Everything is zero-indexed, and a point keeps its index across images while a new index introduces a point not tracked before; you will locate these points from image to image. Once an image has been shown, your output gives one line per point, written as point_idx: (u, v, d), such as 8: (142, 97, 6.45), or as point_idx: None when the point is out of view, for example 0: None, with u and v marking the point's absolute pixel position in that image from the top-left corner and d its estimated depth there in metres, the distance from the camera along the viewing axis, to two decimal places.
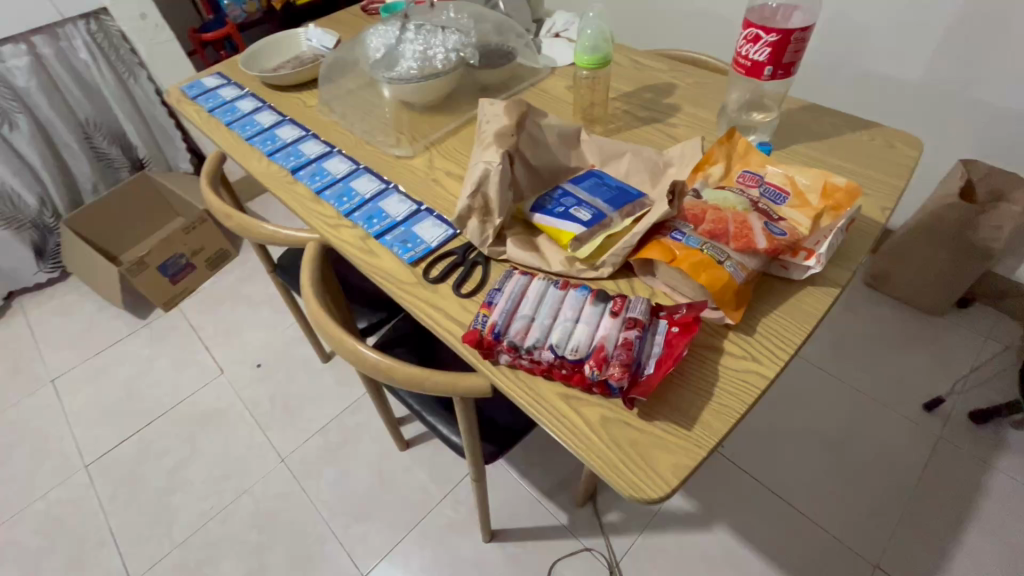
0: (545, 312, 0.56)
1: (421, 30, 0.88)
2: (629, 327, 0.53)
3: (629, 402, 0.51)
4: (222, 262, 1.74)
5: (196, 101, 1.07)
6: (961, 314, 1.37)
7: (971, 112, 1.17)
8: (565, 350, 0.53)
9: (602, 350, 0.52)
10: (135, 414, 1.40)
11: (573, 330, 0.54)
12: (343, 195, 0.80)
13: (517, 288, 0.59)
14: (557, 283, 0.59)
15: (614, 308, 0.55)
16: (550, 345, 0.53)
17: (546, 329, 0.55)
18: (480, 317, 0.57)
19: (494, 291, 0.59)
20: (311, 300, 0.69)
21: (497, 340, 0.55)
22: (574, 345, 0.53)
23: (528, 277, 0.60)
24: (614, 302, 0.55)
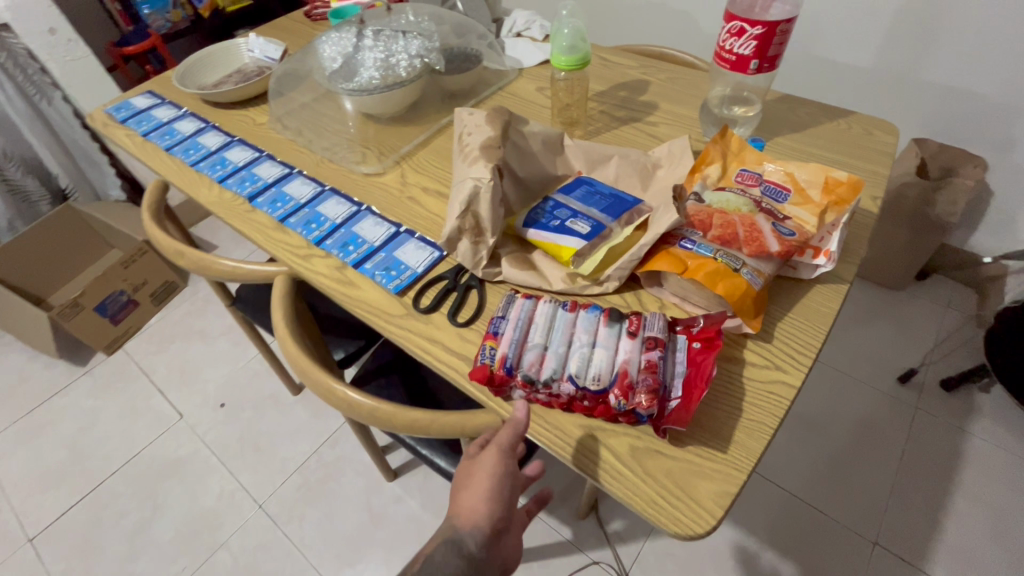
0: (558, 339, 0.52)
1: (380, 36, 0.82)
2: (651, 347, 0.50)
3: (659, 429, 0.48)
4: (170, 296, 1.60)
5: (126, 124, 0.96)
6: (922, 286, 1.43)
7: (920, 93, 1.20)
8: (586, 380, 0.49)
9: (626, 377, 0.48)
10: (84, 474, 1.27)
11: (591, 356, 0.50)
12: (311, 221, 0.73)
13: (523, 313, 0.55)
14: (565, 304, 0.55)
15: (630, 328, 0.52)
16: (570, 376, 0.49)
17: (562, 358, 0.50)
18: (487, 350, 0.52)
19: (499, 318, 0.55)
20: (288, 342, 0.62)
21: (510, 376, 0.50)
22: (595, 374, 0.49)
23: (532, 300, 0.56)
24: (630, 322, 0.52)
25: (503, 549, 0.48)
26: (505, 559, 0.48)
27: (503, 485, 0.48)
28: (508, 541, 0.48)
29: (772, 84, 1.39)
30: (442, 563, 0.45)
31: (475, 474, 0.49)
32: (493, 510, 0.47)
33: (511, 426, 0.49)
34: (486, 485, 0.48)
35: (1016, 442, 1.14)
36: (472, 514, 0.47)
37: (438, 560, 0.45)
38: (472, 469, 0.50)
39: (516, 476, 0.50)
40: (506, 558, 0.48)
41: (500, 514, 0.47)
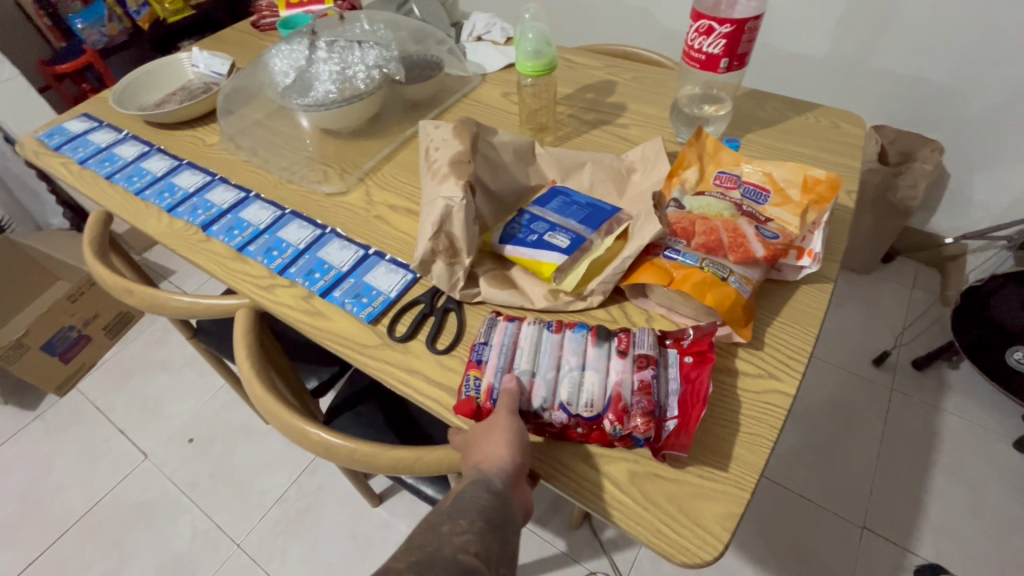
0: (545, 363, 0.49)
1: (334, 46, 0.77)
2: (643, 366, 0.48)
3: (657, 451, 0.45)
4: (125, 327, 1.51)
5: (60, 150, 0.88)
6: (887, 268, 1.46)
7: (876, 81, 1.23)
8: (578, 407, 0.46)
9: (620, 400, 0.46)
10: (43, 527, 1.18)
11: (582, 380, 0.48)
12: (271, 248, 0.68)
13: (507, 338, 0.52)
14: (550, 324, 0.52)
15: (620, 346, 0.49)
16: (561, 404, 0.46)
17: (552, 384, 0.48)
18: (471, 380, 0.49)
19: (481, 345, 0.51)
20: (252, 381, 0.57)
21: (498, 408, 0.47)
22: (587, 400, 0.46)
23: (515, 322, 0.53)
24: (619, 340, 0.50)
25: (522, 497, 0.44)
26: (524, 504, 0.45)
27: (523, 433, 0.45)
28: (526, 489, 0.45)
29: (742, 80, 1.39)
30: (473, 499, 0.41)
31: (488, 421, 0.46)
32: (517, 453, 0.44)
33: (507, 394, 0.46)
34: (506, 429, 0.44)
35: (987, 415, 1.18)
36: (498, 454, 0.44)
37: (467, 497, 0.41)
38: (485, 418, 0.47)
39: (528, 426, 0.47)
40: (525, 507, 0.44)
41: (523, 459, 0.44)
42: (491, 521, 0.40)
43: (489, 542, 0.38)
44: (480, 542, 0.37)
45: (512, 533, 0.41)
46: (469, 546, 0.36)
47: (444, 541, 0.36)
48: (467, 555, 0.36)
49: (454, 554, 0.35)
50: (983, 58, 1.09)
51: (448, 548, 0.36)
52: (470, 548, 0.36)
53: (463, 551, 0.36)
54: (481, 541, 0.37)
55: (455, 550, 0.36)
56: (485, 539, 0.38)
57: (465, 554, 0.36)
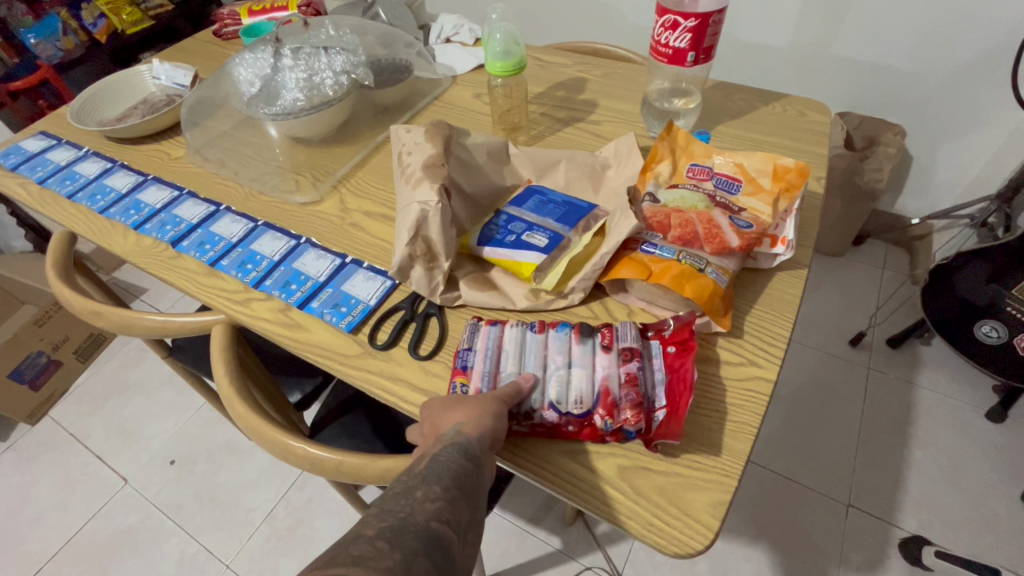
0: (532, 364, 0.49)
1: (299, 53, 0.75)
2: (627, 359, 0.48)
3: (648, 441, 0.46)
4: (97, 350, 1.46)
5: (17, 171, 0.85)
6: (859, 250, 1.50)
7: (838, 68, 1.25)
8: (567, 405, 0.46)
9: (608, 395, 0.46)
10: (21, 561, 1.14)
11: (569, 378, 0.48)
12: (246, 262, 0.66)
13: (491, 342, 0.51)
14: (533, 325, 0.52)
15: (603, 341, 0.50)
16: (551, 404, 0.46)
17: (540, 384, 0.48)
18: (457, 387, 0.49)
19: (465, 351, 0.51)
20: (232, 396, 0.55)
21: None
22: (576, 397, 0.46)
23: (498, 326, 0.53)
24: (602, 335, 0.50)
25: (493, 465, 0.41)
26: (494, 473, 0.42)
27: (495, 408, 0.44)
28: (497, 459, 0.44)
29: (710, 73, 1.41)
30: (447, 463, 0.37)
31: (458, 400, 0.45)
32: (493, 423, 0.43)
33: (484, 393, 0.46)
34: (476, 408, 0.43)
35: (959, 388, 1.22)
36: (471, 421, 0.42)
37: (442, 459, 0.38)
38: (460, 396, 0.46)
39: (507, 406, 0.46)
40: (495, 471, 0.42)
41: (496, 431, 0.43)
42: (464, 485, 0.36)
43: (461, 509, 0.34)
44: (452, 510, 0.34)
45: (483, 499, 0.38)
46: (441, 514, 0.33)
47: (415, 509, 0.32)
48: (439, 523, 0.32)
49: (427, 522, 0.32)
50: (936, 42, 1.13)
51: (420, 515, 0.32)
52: (442, 515, 0.33)
53: (436, 519, 0.32)
54: (454, 509, 0.34)
55: (427, 518, 0.32)
56: (458, 507, 0.34)
57: (437, 522, 0.32)
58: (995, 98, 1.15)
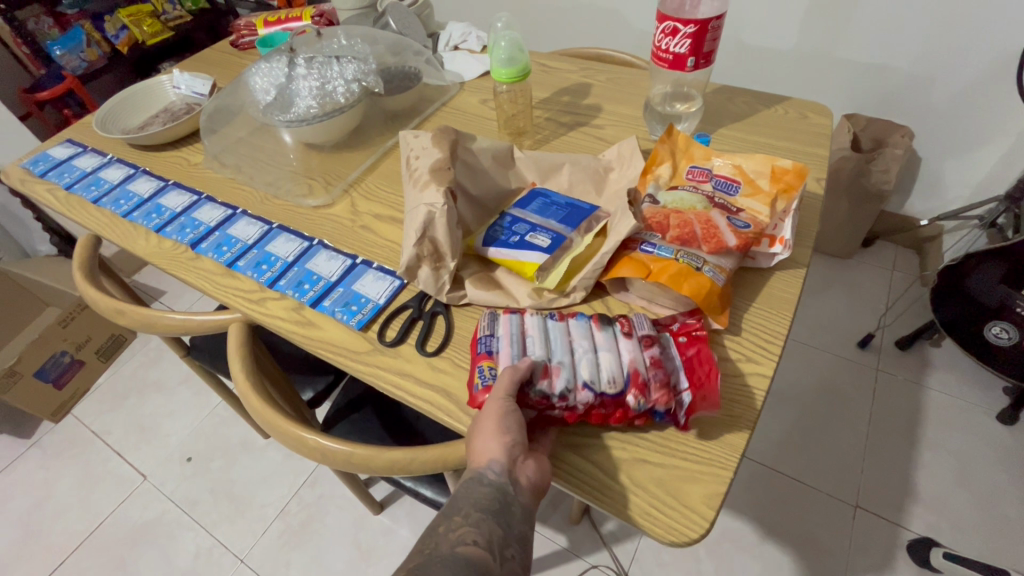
0: (559, 349, 0.50)
1: (312, 62, 0.78)
2: (649, 345, 0.50)
3: (680, 420, 0.48)
4: (118, 350, 1.51)
5: (45, 177, 0.89)
6: (868, 252, 1.50)
7: (844, 70, 1.26)
8: (601, 385, 0.47)
9: (638, 375, 0.47)
10: (44, 553, 1.18)
11: (598, 361, 0.49)
12: (261, 263, 0.69)
13: (514, 328, 0.53)
14: (553, 315, 0.54)
15: (623, 329, 0.51)
16: (585, 384, 0.47)
17: (571, 366, 0.49)
18: (486, 371, 0.49)
19: (488, 337, 0.52)
20: (249, 393, 0.58)
21: (524, 395, 0.47)
22: (609, 377, 0.47)
23: (518, 313, 0.54)
24: (621, 324, 0.52)
25: (534, 467, 0.45)
26: (534, 483, 0.45)
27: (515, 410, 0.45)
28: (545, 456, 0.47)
29: (714, 76, 1.42)
30: (467, 495, 0.43)
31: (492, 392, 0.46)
32: (507, 444, 0.44)
33: (510, 370, 0.47)
34: (495, 408, 0.45)
35: (969, 390, 1.21)
36: (478, 453, 0.44)
37: (462, 495, 0.43)
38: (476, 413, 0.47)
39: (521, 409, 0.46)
40: (537, 478, 0.45)
41: (519, 433, 0.45)
42: (493, 509, 0.42)
43: (488, 527, 0.41)
44: (478, 531, 0.41)
45: (521, 512, 0.43)
46: (467, 538, 0.40)
47: (442, 540, 0.40)
48: (466, 545, 0.39)
49: (452, 548, 0.39)
50: (942, 45, 1.13)
51: (446, 544, 0.39)
52: (468, 539, 0.40)
53: (462, 543, 0.40)
54: (479, 529, 0.41)
55: (453, 545, 0.39)
56: (485, 526, 0.41)
57: (464, 546, 0.39)
58: (1003, 101, 1.15)
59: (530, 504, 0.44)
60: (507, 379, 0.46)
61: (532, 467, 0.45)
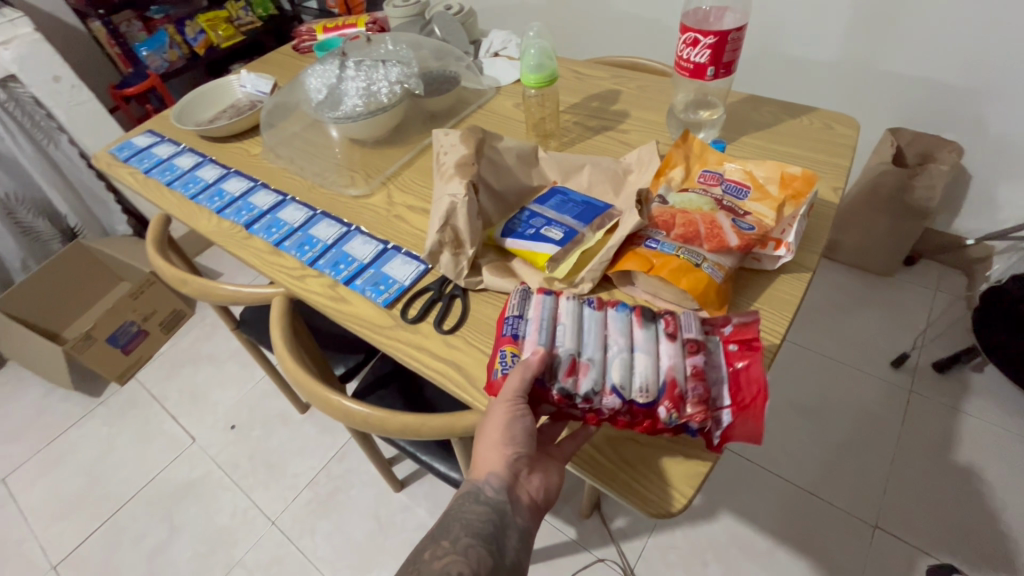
0: (592, 344, 0.48)
1: (361, 65, 0.86)
2: (694, 352, 0.47)
3: (714, 442, 0.47)
4: (178, 324, 1.65)
5: (128, 162, 1.01)
6: (910, 271, 1.45)
7: (889, 83, 1.24)
8: (632, 392, 0.45)
9: (675, 386, 0.44)
10: (104, 500, 1.31)
11: (632, 363, 0.46)
12: (304, 244, 0.77)
13: (546, 313, 0.50)
14: (591, 301, 0.51)
15: (668, 329, 0.48)
16: (614, 388, 0.45)
17: (601, 366, 0.46)
18: (508, 358, 0.48)
19: (516, 319, 0.51)
20: (285, 356, 0.65)
21: (545, 390, 0.47)
22: (642, 385, 0.45)
23: (553, 295, 0.52)
24: (666, 323, 0.48)
25: (535, 484, 0.49)
26: (531, 496, 0.49)
27: (526, 416, 0.47)
28: (551, 466, 0.51)
29: (753, 88, 1.43)
30: (464, 514, 0.46)
31: (507, 389, 0.46)
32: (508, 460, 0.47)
33: (522, 370, 0.45)
34: (504, 416, 0.46)
35: (1010, 418, 1.16)
36: (480, 467, 0.48)
37: (459, 511, 0.47)
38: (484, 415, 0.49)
39: (529, 416, 0.48)
40: (538, 493, 0.50)
41: (526, 444, 0.48)
42: (486, 535, 0.45)
43: (473, 556, 0.44)
44: (464, 560, 0.44)
45: (515, 535, 0.47)
46: (452, 566, 0.43)
47: (427, 568, 0.43)
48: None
49: None
50: (994, 60, 1.09)
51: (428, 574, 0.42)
52: (453, 568, 0.43)
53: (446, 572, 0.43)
54: (466, 558, 0.44)
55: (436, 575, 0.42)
56: (471, 555, 0.44)
57: None
58: None
59: (527, 526, 0.48)
60: (518, 382, 0.45)
61: (538, 480, 0.50)
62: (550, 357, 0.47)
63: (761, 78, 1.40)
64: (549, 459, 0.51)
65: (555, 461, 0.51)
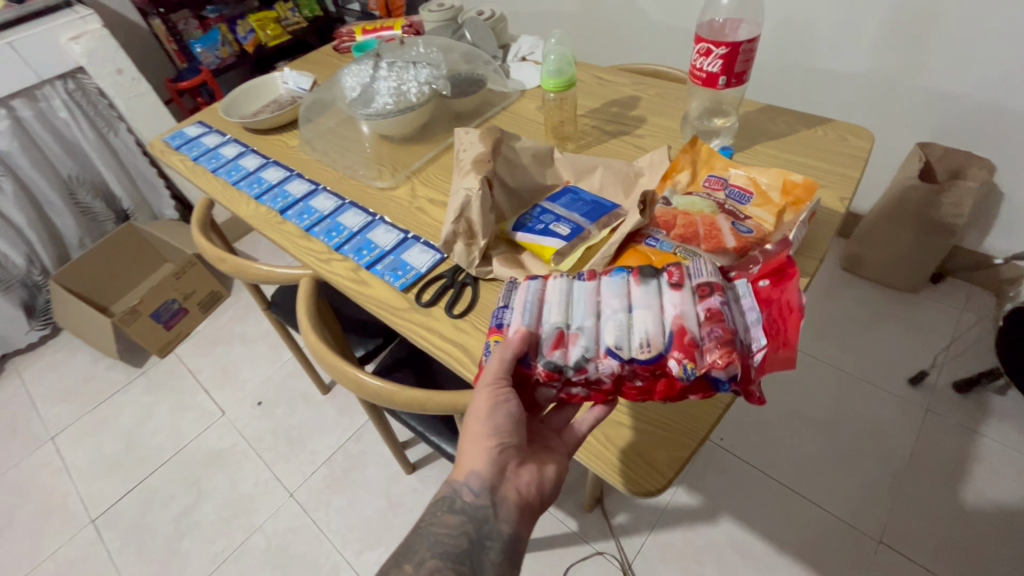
0: (583, 313, 0.48)
1: (393, 66, 0.93)
2: (706, 295, 0.45)
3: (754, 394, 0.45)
4: (215, 304, 1.75)
5: (179, 150, 1.10)
6: (936, 289, 1.42)
7: (919, 98, 1.23)
8: (630, 350, 0.45)
9: (685, 335, 0.43)
10: (140, 463, 1.41)
11: (630, 322, 0.46)
12: (332, 230, 0.83)
13: (531, 296, 0.51)
14: (581, 275, 0.52)
15: (672, 280, 0.47)
16: (610, 351, 0.45)
17: (593, 333, 0.46)
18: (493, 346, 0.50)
19: (502, 310, 0.52)
20: (309, 331, 0.71)
21: (533, 370, 0.48)
22: (642, 341, 0.44)
23: (539, 280, 0.53)
24: (671, 274, 0.47)
25: (524, 478, 0.51)
26: (520, 492, 0.50)
27: (509, 401, 0.49)
28: (543, 461, 0.52)
29: (779, 98, 1.43)
30: (440, 525, 0.48)
31: (487, 372, 0.48)
32: (490, 456, 0.49)
33: (499, 352, 0.47)
34: (484, 406, 0.48)
35: None
36: (462, 468, 0.49)
37: (435, 523, 0.48)
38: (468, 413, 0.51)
39: (512, 405, 0.49)
40: (528, 487, 0.51)
41: (510, 435, 0.49)
42: (455, 556, 0.47)
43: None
44: None
45: (491, 548, 0.48)
46: None
47: None
48: None
49: None
50: None
51: None
52: None
53: None
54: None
55: None
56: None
57: None
58: None
59: (512, 531, 0.49)
60: (496, 367, 0.48)
61: (528, 475, 0.51)
62: (535, 336, 0.48)
63: (788, 88, 1.40)
64: (540, 455, 0.52)
65: (547, 456, 0.52)
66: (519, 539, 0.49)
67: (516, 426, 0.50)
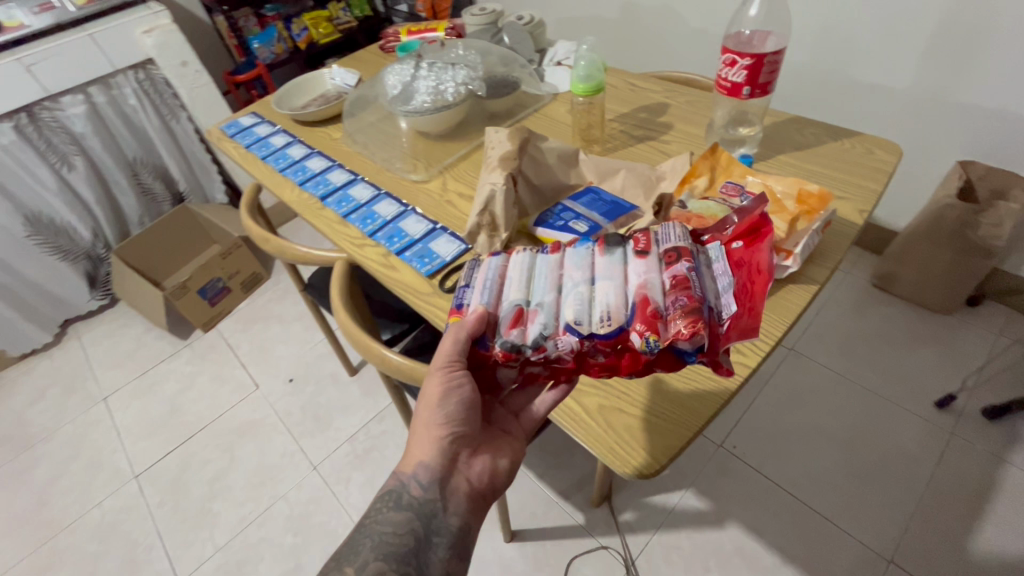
0: (546, 289, 0.51)
1: (433, 67, 0.98)
2: (672, 262, 0.48)
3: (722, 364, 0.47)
4: (255, 285, 1.85)
5: (234, 138, 1.18)
6: (972, 312, 1.38)
7: (962, 115, 1.20)
8: (590, 325, 0.47)
9: (648, 305, 0.45)
10: (180, 427, 1.52)
11: (593, 294, 0.49)
12: (367, 217, 0.89)
13: (492, 278, 0.55)
14: (546, 250, 0.56)
15: (637, 248, 0.50)
16: (570, 326, 0.47)
17: (553, 309, 0.49)
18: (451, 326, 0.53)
19: (465, 290, 0.55)
20: (341, 309, 0.77)
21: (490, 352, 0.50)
22: (603, 315, 0.47)
23: (501, 261, 0.56)
24: (637, 243, 0.51)
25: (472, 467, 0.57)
26: (469, 478, 0.56)
27: (461, 387, 0.53)
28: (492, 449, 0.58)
29: (817, 109, 1.42)
30: (390, 524, 0.53)
31: (439, 360, 0.53)
32: (438, 447, 0.55)
33: (451, 335, 0.51)
34: (436, 397, 0.53)
35: None
36: (413, 460, 0.55)
37: (384, 522, 0.53)
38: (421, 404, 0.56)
39: (461, 395, 0.54)
40: (477, 474, 0.57)
41: (458, 425, 0.55)
42: (399, 555, 0.51)
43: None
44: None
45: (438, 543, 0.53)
46: None
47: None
48: None
49: None
50: None
51: None
52: None
53: None
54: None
55: None
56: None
57: None
58: None
59: (460, 520, 0.55)
60: (446, 357, 0.52)
61: (478, 463, 0.57)
62: (489, 318, 0.51)
63: (826, 100, 1.39)
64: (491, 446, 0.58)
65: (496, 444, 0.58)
66: (464, 531, 0.55)
67: (466, 414, 0.55)
